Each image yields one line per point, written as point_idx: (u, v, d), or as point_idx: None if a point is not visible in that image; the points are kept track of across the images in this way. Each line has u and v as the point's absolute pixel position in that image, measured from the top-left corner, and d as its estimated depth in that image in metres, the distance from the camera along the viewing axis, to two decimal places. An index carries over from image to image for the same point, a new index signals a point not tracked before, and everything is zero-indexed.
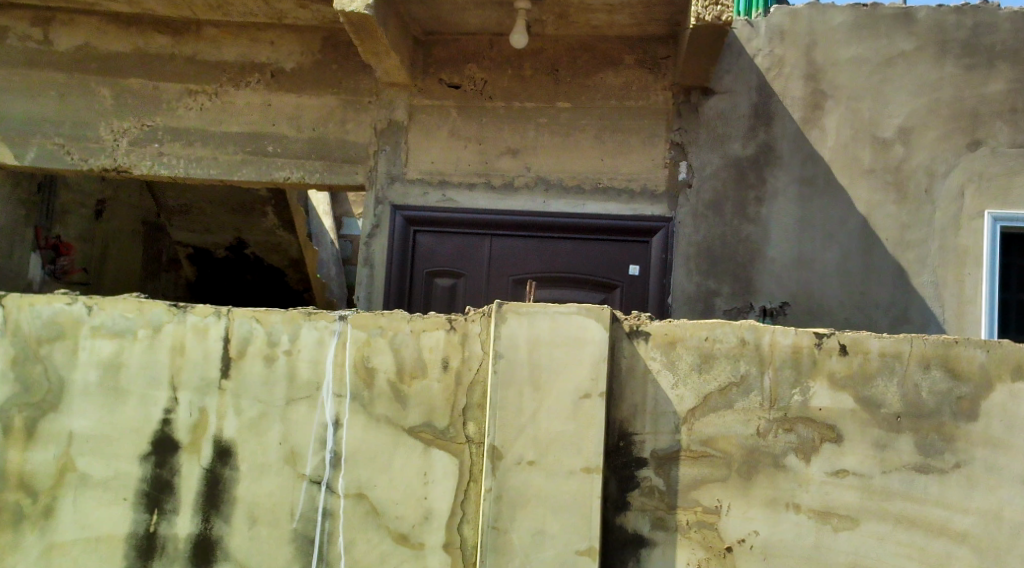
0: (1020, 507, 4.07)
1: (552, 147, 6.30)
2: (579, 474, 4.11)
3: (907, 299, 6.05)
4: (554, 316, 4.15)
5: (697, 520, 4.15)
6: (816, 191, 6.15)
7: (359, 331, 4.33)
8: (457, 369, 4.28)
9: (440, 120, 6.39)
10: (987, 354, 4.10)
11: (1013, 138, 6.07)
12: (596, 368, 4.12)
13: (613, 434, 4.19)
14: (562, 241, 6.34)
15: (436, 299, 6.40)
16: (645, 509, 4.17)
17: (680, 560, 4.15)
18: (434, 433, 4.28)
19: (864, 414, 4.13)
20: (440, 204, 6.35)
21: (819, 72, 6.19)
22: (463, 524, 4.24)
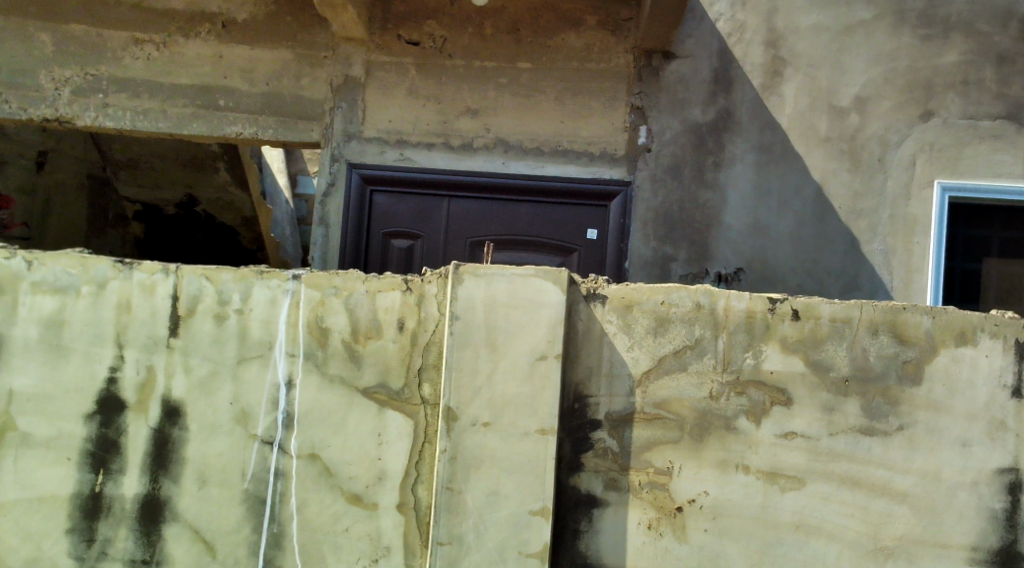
0: (958, 469, 4.19)
1: (512, 108, 6.30)
2: (534, 435, 4.16)
3: (858, 266, 6.15)
4: (511, 278, 4.18)
5: (649, 481, 4.22)
6: (773, 159, 6.21)
7: (313, 291, 4.33)
8: (413, 331, 4.30)
9: (399, 77, 6.34)
10: (932, 320, 4.20)
11: (964, 109, 6.17)
12: (553, 331, 4.16)
13: (568, 397, 4.23)
14: (521, 204, 6.36)
15: (392, 261, 6.38)
16: (598, 471, 4.23)
17: (631, 520, 4.21)
18: (388, 395, 4.30)
19: (813, 378, 4.21)
20: (398, 163, 6.32)
21: (779, 38, 6.23)
22: (417, 485, 4.28)
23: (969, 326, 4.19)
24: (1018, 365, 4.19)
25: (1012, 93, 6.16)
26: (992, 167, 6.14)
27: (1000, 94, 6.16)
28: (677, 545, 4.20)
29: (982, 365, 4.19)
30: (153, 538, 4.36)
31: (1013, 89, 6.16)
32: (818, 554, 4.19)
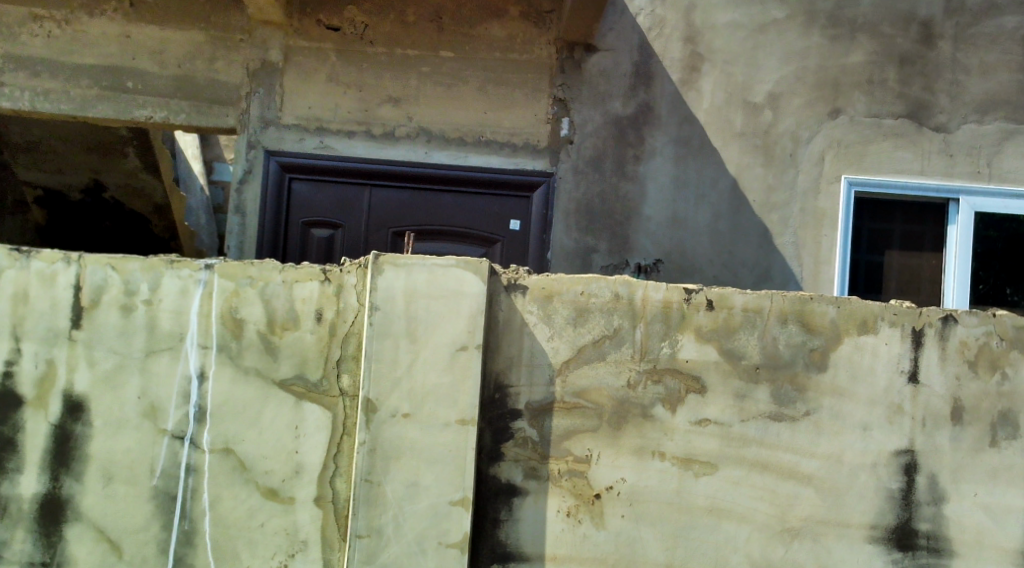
0: (861, 452, 4.33)
1: (434, 97, 6.31)
2: (454, 425, 4.19)
3: (770, 258, 6.31)
4: (431, 269, 4.21)
5: (568, 469, 4.29)
6: (691, 152, 6.34)
7: (226, 281, 4.30)
8: (331, 321, 4.29)
9: (319, 63, 6.32)
10: (838, 309, 4.33)
11: (869, 107, 6.35)
12: (473, 321, 4.20)
13: (488, 386, 4.28)
14: (444, 194, 6.38)
15: (312, 250, 6.35)
16: (518, 460, 4.28)
17: (550, 508, 4.28)
18: (305, 386, 4.29)
19: (726, 366, 4.32)
20: (318, 151, 6.29)
21: (696, 34, 6.36)
22: (335, 478, 4.28)
23: (871, 315, 4.33)
24: (915, 352, 4.34)
25: (913, 93, 6.36)
26: (894, 163, 6.33)
27: (901, 94, 6.36)
28: (595, 531, 4.27)
29: (882, 352, 4.33)
30: (53, 539, 4.32)
31: (914, 89, 6.36)
32: (729, 537, 4.30)
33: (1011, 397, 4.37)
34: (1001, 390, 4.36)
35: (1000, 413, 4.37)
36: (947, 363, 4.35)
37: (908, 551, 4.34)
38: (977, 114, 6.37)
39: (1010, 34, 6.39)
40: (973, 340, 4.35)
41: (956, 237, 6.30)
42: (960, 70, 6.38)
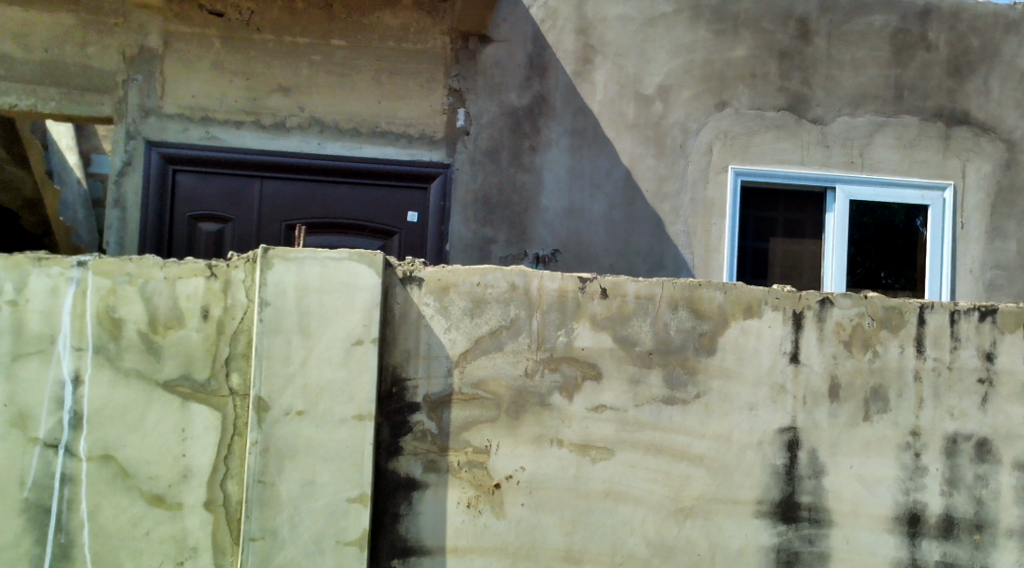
0: (749, 431, 4.47)
1: (326, 87, 6.28)
2: (350, 421, 4.18)
3: (664, 247, 6.47)
4: (324, 262, 4.18)
5: (467, 460, 4.32)
6: (586, 143, 6.45)
7: (102, 279, 4.18)
8: (219, 319, 4.22)
9: (203, 50, 6.20)
10: (725, 295, 4.47)
11: (752, 100, 6.56)
12: (369, 314, 4.19)
13: (386, 380, 4.28)
14: (339, 186, 6.34)
15: (200, 245, 6.24)
16: (417, 454, 4.29)
17: (451, 500, 4.30)
18: (192, 387, 4.21)
19: (620, 352, 4.40)
20: (203, 141, 6.19)
21: (589, 27, 6.44)
22: (226, 480, 4.21)
23: (755, 299, 4.48)
24: (796, 334, 4.50)
25: (792, 87, 6.60)
26: (775, 153, 6.58)
27: (781, 88, 6.59)
28: (496, 521, 4.32)
29: (766, 335, 4.48)
30: None
31: (793, 82, 6.60)
32: (626, 519, 4.39)
33: (882, 373, 4.56)
34: (874, 366, 4.55)
35: (872, 389, 4.55)
36: (825, 343, 4.53)
37: (792, 524, 4.49)
38: (851, 108, 6.65)
39: (879, 32, 6.66)
40: (848, 321, 4.53)
41: (833, 224, 6.60)
42: (835, 65, 6.64)
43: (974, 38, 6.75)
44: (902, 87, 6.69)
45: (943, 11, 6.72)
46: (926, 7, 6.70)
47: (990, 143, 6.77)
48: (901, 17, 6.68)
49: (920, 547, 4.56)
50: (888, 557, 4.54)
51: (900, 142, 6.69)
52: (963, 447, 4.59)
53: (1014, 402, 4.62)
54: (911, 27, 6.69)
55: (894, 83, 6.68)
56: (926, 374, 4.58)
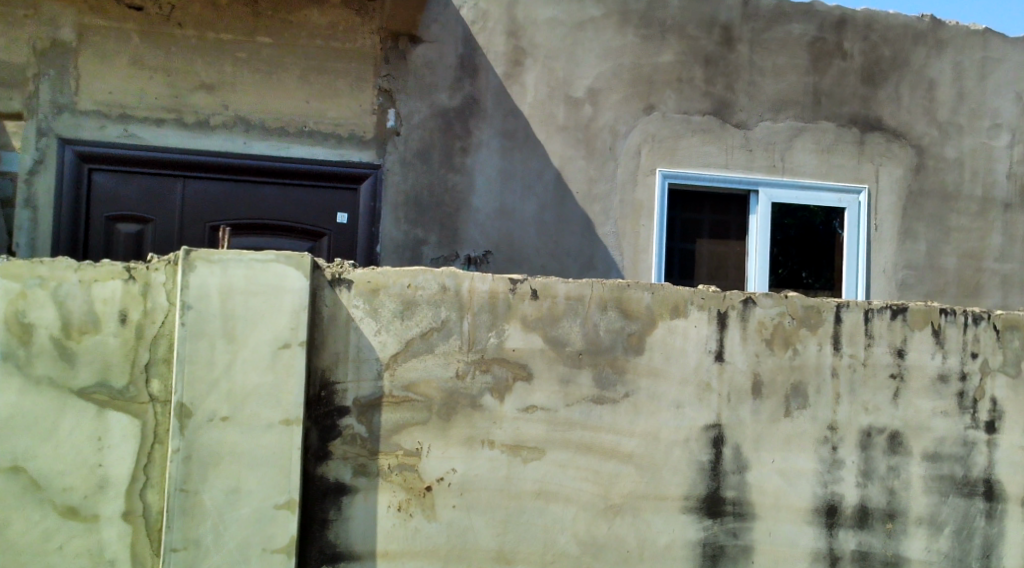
0: (676, 429, 4.54)
1: (252, 85, 6.19)
2: (278, 426, 4.15)
3: (594, 248, 6.53)
4: (250, 264, 4.13)
5: (398, 463, 4.31)
6: (516, 145, 6.48)
7: (12, 283, 4.08)
8: (138, 323, 4.15)
9: (120, 44, 6.07)
10: (652, 295, 4.52)
11: (679, 104, 6.66)
12: (296, 318, 4.16)
13: (314, 384, 4.24)
14: (266, 186, 6.29)
15: (118, 247, 6.14)
16: (346, 458, 4.27)
17: (381, 503, 4.29)
18: (109, 394, 4.13)
19: (550, 353, 4.44)
20: (121, 140, 6.06)
21: (519, 29, 6.49)
22: (145, 490, 4.14)
23: (681, 299, 4.54)
24: (721, 333, 4.58)
25: (717, 92, 6.71)
26: (701, 157, 6.68)
27: (706, 92, 6.69)
28: (427, 523, 4.32)
29: (692, 334, 4.55)
30: None
31: (717, 88, 6.71)
32: (556, 518, 4.43)
33: (802, 370, 4.66)
34: (794, 364, 4.65)
35: (793, 385, 4.65)
36: (748, 342, 4.61)
37: (717, 518, 4.57)
38: (772, 113, 6.79)
39: (798, 40, 6.81)
40: (770, 320, 4.62)
41: (756, 226, 6.74)
42: (757, 71, 6.76)
43: (886, 47, 6.94)
44: (819, 94, 6.85)
45: (858, 21, 6.90)
46: (842, 16, 6.87)
47: (900, 149, 6.97)
48: (817, 27, 6.84)
49: (838, 537, 4.68)
50: (807, 548, 4.64)
51: (818, 147, 6.85)
52: (877, 440, 4.72)
53: (923, 396, 4.76)
54: (828, 36, 6.86)
55: (812, 89, 6.84)
56: (843, 371, 4.69)
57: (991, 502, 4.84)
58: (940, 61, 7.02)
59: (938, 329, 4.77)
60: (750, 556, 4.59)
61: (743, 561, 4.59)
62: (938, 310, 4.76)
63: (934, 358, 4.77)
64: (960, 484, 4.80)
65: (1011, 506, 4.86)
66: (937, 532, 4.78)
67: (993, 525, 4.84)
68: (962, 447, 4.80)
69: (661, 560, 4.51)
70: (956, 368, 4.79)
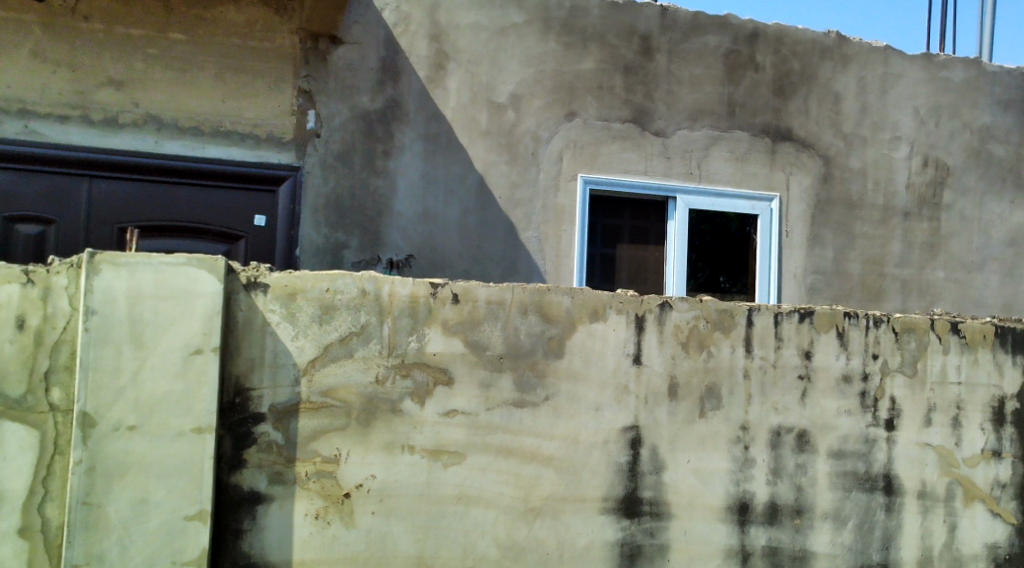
0: (595, 431, 4.59)
1: (163, 83, 6.08)
2: (189, 434, 4.08)
3: (516, 253, 6.57)
4: (159, 267, 4.08)
5: (316, 470, 4.28)
6: (439, 148, 6.49)
7: None
8: (37, 328, 4.05)
9: (22, 36, 5.92)
10: (572, 300, 4.56)
11: (600, 111, 6.73)
12: (209, 323, 4.10)
13: (227, 390, 4.20)
14: (180, 186, 6.15)
15: (20, 249, 5.94)
16: (261, 466, 4.23)
17: (298, 511, 4.25)
18: (6, 403, 4.03)
19: (471, 357, 4.45)
20: (23, 137, 5.91)
21: (441, 33, 6.51)
22: (44, 504, 4.04)
23: (601, 304, 4.59)
24: (639, 337, 4.65)
25: (636, 100, 6.79)
26: (621, 164, 6.76)
27: (627, 100, 6.77)
28: (345, 531, 4.30)
29: (611, 338, 4.61)
30: None
31: (637, 96, 6.79)
32: (476, 522, 4.44)
33: (716, 372, 4.75)
34: (708, 367, 4.74)
35: (707, 388, 4.73)
36: (664, 346, 4.68)
37: (635, 518, 4.62)
38: (690, 121, 6.89)
39: (713, 51, 6.93)
40: (685, 324, 4.70)
41: (675, 232, 6.84)
42: (675, 81, 6.87)
43: (795, 61, 7.11)
44: (735, 104, 6.98)
45: (769, 35, 7.06)
46: (755, 29, 7.01)
47: (809, 159, 7.14)
48: (732, 38, 6.97)
49: (749, 534, 4.77)
50: (720, 545, 4.72)
51: (733, 155, 6.97)
52: (787, 439, 4.82)
53: (829, 396, 4.88)
54: (741, 49, 6.99)
55: (728, 99, 6.96)
56: (755, 372, 4.79)
57: (891, 496, 4.96)
58: (845, 75, 7.22)
59: (842, 331, 4.89)
60: (666, 556, 4.66)
61: (659, 560, 4.65)
62: (842, 314, 4.89)
63: (839, 359, 4.89)
64: (862, 479, 4.92)
65: (908, 500, 4.98)
66: (842, 527, 4.89)
67: (892, 518, 4.95)
68: (864, 444, 4.92)
69: (580, 561, 4.55)
70: (858, 369, 4.92)
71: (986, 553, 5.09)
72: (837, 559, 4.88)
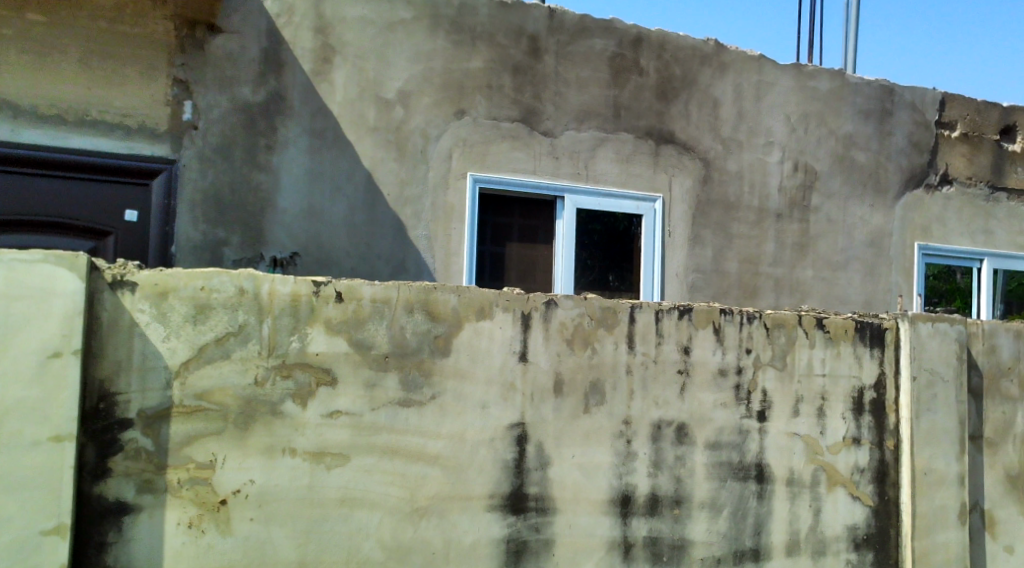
0: (481, 429, 4.61)
1: (21, 67, 5.82)
2: (46, 443, 3.94)
3: (405, 251, 6.57)
4: (12, 265, 3.94)
5: (189, 477, 4.19)
6: (325, 144, 6.44)
7: None
8: None
9: None
10: (458, 298, 4.59)
11: (489, 110, 6.76)
12: (68, 325, 3.99)
13: (91, 396, 4.09)
14: (39, 178, 5.91)
15: None
16: (128, 476, 4.12)
17: (170, 521, 4.16)
18: None
19: (355, 357, 4.43)
20: None
21: (327, 26, 6.44)
22: None
23: (486, 302, 4.64)
24: (524, 335, 4.70)
25: (525, 100, 6.84)
26: (510, 163, 6.79)
27: (515, 100, 6.82)
28: (221, 539, 4.22)
29: (497, 335, 4.65)
30: None
31: (525, 96, 6.84)
32: (360, 525, 4.42)
33: (600, 368, 4.82)
34: (592, 364, 4.81)
35: (591, 383, 4.80)
36: (549, 343, 4.74)
37: (520, 515, 4.66)
38: (577, 122, 6.97)
39: (599, 54, 7.03)
40: (570, 321, 4.77)
41: (563, 231, 6.93)
42: (563, 82, 6.94)
43: (677, 66, 7.26)
44: (620, 106, 7.09)
45: (652, 40, 7.18)
46: (639, 34, 7.13)
47: (690, 161, 7.29)
48: (617, 42, 7.08)
49: (631, 525, 4.85)
50: (604, 538, 4.79)
51: (618, 157, 7.08)
52: (667, 432, 4.92)
53: (706, 390, 5.00)
54: (626, 52, 7.10)
55: (612, 102, 7.07)
56: (636, 368, 4.88)
57: (762, 484, 5.10)
58: (723, 82, 7.40)
59: (718, 327, 5.03)
60: (551, 550, 4.70)
61: (545, 555, 4.70)
62: (718, 310, 5.04)
63: (715, 355, 5.02)
64: (737, 469, 5.05)
65: (779, 487, 5.13)
66: (718, 515, 5.01)
67: (763, 504, 5.10)
68: (738, 435, 5.06)
69: (466, 559, 4.57)
70: (733, 363, 5.06)
71: (847, 534, 5.27)
72: (713, 546, 4.99)
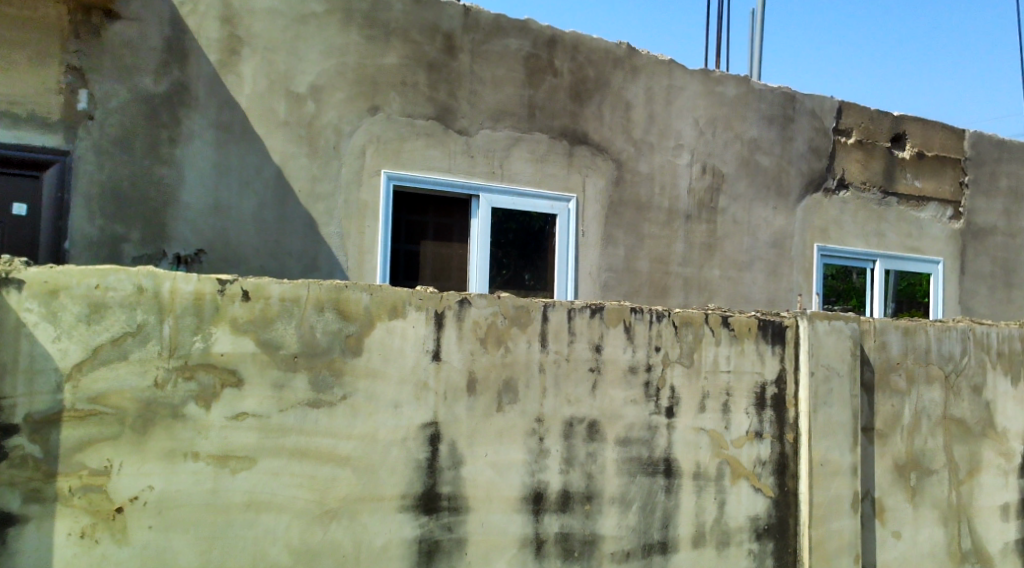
0: (393, 428, 4.60)
1: None
2: None
3: (317, 248, 6.52)
4: None
5: (82, 485, 4.12)
6: (233, 138, 6.35)
7: None
8: None
9: None
10: (370, 296, 4.57)
11: (403, 107, 6.73)
12: None
13: None
14: None
15: None
16: (14, 484, 4.05)
17: (60, 531, 4.09)
18: None
19: (262, 357, 4.38)
20: None
21: (234, 16, 6.35)
22: None
23: (399, 300, 4.62)
24: (437, 334, 4.70)
25: (440, 98, 6.84)
26: (424, 160, 6.78)
27: (429, 98, 6.81)
28: (117, 548, 4.15)
29: (411, 334, 4.64)
30: None
31: (440, 94, 6.83)
32: (267, 529, 4.37)
33: (512, 367, 4.84)
34: (505, 362, 4.83)
35: (504, 381, 4.82)
36: (463, 341, 4.75)
37: (433, 514, 4.66)
38: (491, 122, 6.99)
39: (514, 54, 7.04)
40: (484, 320, 4.78)
41: (477, 230, 6.94)
42: (477, 81, 6.94)
43: (590, 68, 7.32)
44: (534, 106, 7.12)
45: (566, 41, 7.23)
46: (553, 35, 7.17)
47: (603, 162, 7.37)
48: (533, 42, 7.10)
49: (543, 522, 4.88)
50: (516, 535, 4.81)
51: (533, 156, 7.12)
52: (578, 429, 4.97)
53: (616, 387, 5.05)
54: (540, 52, 7.14)
55: (527, 102, 7.10)
56: (549, 366, 4.91)
57: (670, 479, 5.18)
58: (634, 84, 7.49)
59: (629, 325, 5.09)
60: (463, 549, 4.71)
61: (457, 554, 4.70)
62: (628, 309, 5.09)
63: (625, 352, 5.08)
64: (646, 464, 5.12)
65: (685, 481, 5.22)
66: (628, 510, 5.06)
67: (670, 499, 5.17)
68: (647, 431, 5.12)
69: (377, 561, 4.55)
70: (642, 361, 5.12)
71: (749, 525, 5.38)
72: (622, 540, 5.04)
